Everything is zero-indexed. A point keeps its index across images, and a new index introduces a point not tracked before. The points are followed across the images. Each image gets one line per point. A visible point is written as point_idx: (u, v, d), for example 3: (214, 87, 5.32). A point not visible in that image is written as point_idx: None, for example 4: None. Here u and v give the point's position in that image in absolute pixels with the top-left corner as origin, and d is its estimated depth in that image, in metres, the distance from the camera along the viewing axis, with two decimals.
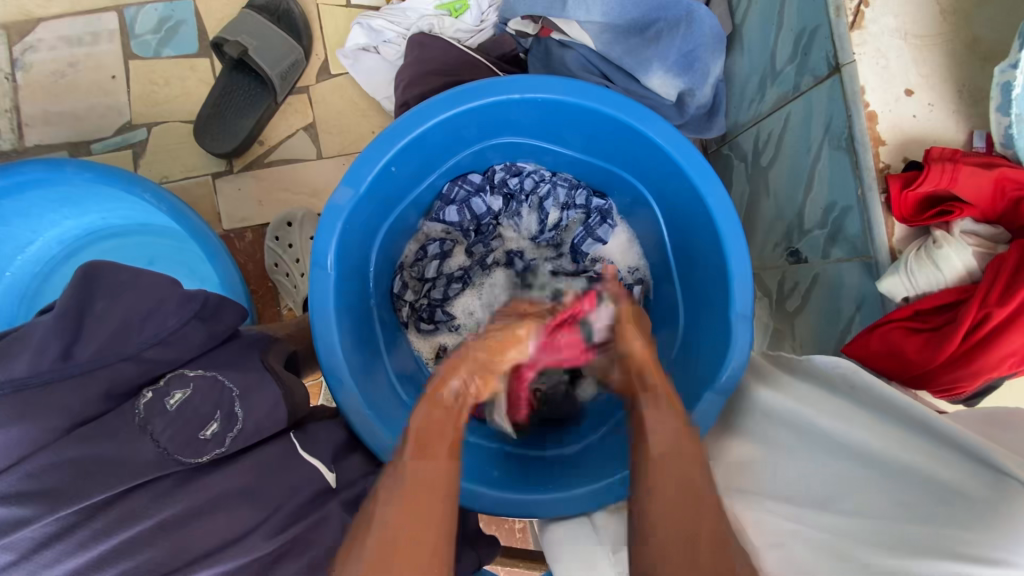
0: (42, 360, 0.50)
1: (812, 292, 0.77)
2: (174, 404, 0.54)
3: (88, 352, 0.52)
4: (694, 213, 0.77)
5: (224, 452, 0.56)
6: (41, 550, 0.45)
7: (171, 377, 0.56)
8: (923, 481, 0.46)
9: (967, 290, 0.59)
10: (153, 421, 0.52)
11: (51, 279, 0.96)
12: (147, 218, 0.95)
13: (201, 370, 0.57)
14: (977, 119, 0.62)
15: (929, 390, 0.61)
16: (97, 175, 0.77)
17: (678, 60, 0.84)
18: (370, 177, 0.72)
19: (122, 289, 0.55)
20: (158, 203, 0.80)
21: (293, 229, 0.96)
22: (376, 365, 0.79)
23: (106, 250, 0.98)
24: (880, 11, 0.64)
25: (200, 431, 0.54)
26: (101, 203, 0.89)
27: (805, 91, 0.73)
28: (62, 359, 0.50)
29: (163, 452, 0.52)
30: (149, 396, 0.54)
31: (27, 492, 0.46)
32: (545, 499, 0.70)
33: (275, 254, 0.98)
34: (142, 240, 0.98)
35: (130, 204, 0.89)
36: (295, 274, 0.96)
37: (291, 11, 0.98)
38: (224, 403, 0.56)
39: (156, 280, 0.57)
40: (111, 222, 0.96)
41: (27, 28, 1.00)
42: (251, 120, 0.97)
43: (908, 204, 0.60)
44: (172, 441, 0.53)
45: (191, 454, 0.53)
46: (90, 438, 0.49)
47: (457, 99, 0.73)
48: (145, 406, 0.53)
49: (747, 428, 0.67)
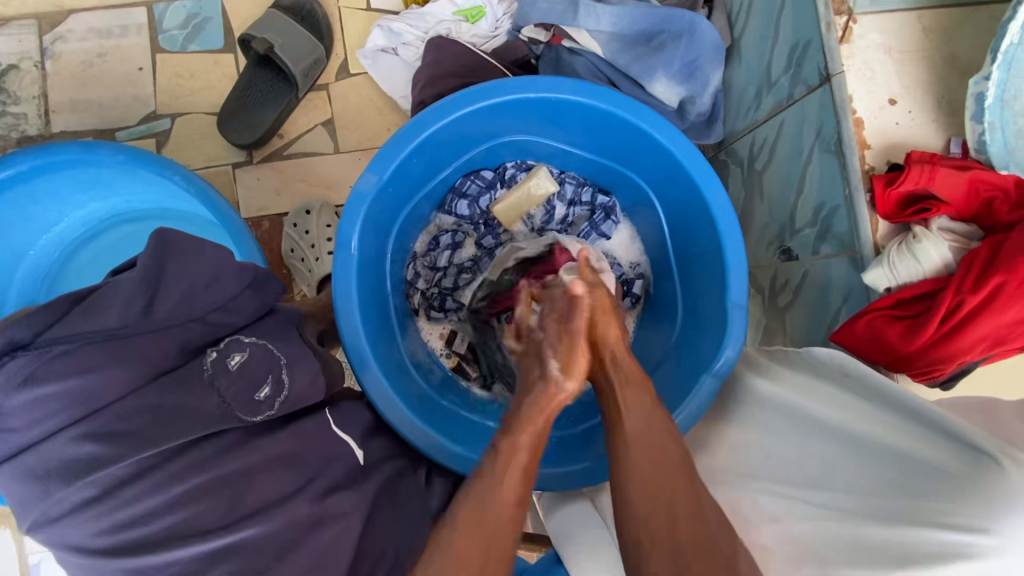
0: (128, 314, 0.54)
1: (802, 288, 0.82)
2: (235, 364, 0.58)
3: (165, 309, 0.56)
4: (693, 208, 0.82)
5: (273, 414, 0.59)
6: (126, 486, 0.50)
7: (231, 341, 0.59)
8: (895, 457, 0.52)
9: (943, 281, 0.64)
10: (219, 378, 0.56)
11: (74, 259, 1.00)
12: (170, 203, 0.98)
13: (255, 338, 0.61)
14: (954, 127, 0.69)
15: (909, 372, 0.66)
16: (129, 157, 0.81)
17: (680, 69, 0.90)
18: (393, 166, 0.77)
19: (191, 253, 0.58)
20: (186, 185, 0.82)
21: (311, 217, 1.01)
22: (390, 343, 0.84)
23: (128, 232, 1.01)
24: (866, 28, 0.70)
25: (255, 393, 0.58)
26: (128, 187, 0.93)
27: (798, 99, 0.79)
28: (143, 315, 0.55)
29: (226, 407, 0.56)
30: (213, 355, 0.58)
31: (114, 431, 0.50)
32: (556, 474, 0.75)
33: (291, 240, 1.01)
34: (162, 225, 1.01)
35: (155, 188, 0.92)
36: (310, 259, 1.00)
37: (314, 12, 1.04)
38: (275, 369, 0.60)
39: (220, 248, 0.61)
40: (135, 206, 0.99)
41: (59, 20, 1.04)
42: (273, 112, 1.01)
43: (891, 202, 0.66)
44: (234, 397, 0.56)
45: (248, 412, 0.57)
46: (172, 387, 0.54)
47: (475, 97, 0.78)
48: (211, 363, 0.57)
49: (744, 414, 0.72)
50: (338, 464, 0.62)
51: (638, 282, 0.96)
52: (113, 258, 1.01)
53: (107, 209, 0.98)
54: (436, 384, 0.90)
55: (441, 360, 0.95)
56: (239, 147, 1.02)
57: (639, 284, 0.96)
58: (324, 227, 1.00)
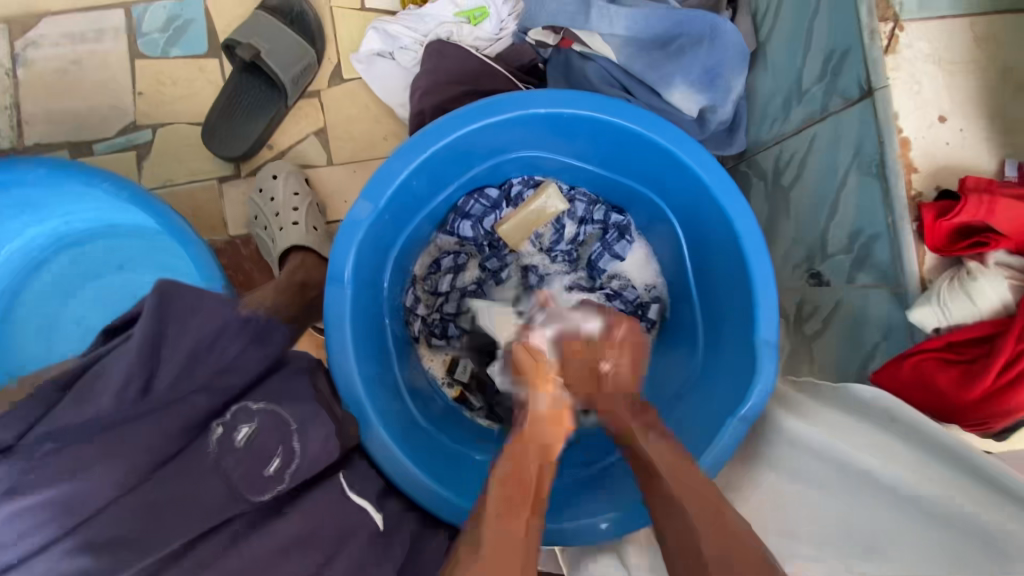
0: (125, 398, 0.52)
1: (832, 318, 0.76)
2: (241, 439, 0.56)
3: (165, 384, 0.55)
4: (714, 230, 0.76)
5: (284, 487, 0.57)
6: None
7: (237, 411, 0.58)
8: (964, 526, 0.47)
9: (1002, 324, 0.57)
10: (225, 458, 0.55)
11: (23, 294, 0.94)
12: (112, 220, 0.92)
13: (263, 404, 0.60)
14: (1011, 148, 0.62)
15: (963, 424, 0.59)
16: (54, 170, 0.78)
17: (701, 76, 0.83)
18: (389, 190, 0.70)
19: (189, 315, 0.57)
20: (119, 192, 0.79)
21: (277, 182, 0.93)
22: (388, 379, 0.78)
23: (74, 258, 0.95)
24: (915, 36, 0.62)
25: (264, 468, 0.56)
26: (62, 206, 0.87)
27: (833, 113, 0.72)
28: (141, 394, 0.53)
29: (232, 490, 0.54)
30: (219, 431, 0.56)
31: (102, 541, 0.48)
32: (568, 527, 0.69)
33: (256, 207, 0.94)
34: (109, 246, 0.95)
35: (91, 203, 0.87)
36: (273, 228, 0.92)
37: (304, 13, 0.96)
38: (286, 438, 0.58)
39: (218, 305, 0.59)
40: (75, 229, 0.93)
41: (30, 23, 0.97)
42: (261, 124, 0.95)
43: (941, 233, 0.59)
44: (242, 478, 0.55)
45: (256, 491, 0.55)
46: (170, 480, 0.52)
47: (480, 112, 0.71)
48: (217, 443, 0.56)
49: (774, 457, 0.66)
50: (340, 535, 0.58)
51: (653, 306, 0.90)
52: (81, 279, 0.96)
53: (71, 230, 0.93)
54: (437, 418, 0.83)
55: (444, 390, 0.89)
56: (226, 160, 0.96)
57: (654, 308, 0.90)
58: (291, 195, 0.92)
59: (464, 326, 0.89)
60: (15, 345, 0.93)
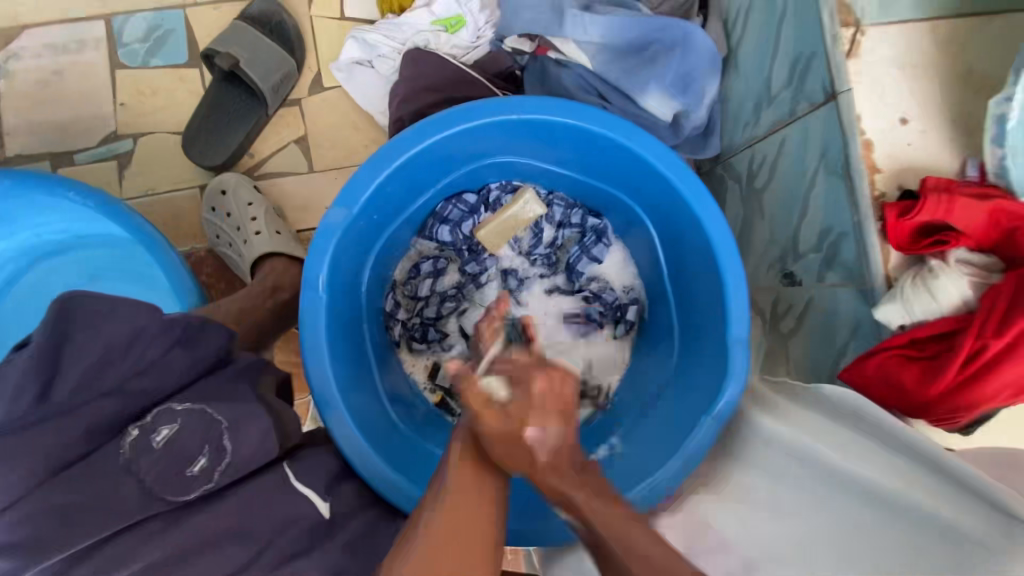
0: (19, 404, 0.50)
1: (806, 316, 0.77)
2: (161, 440, 0.54)
3: (65, 391, 0.53)
4: (688, 231, 0.77)
5: (214, 486, 0.55)
6: None
7: (159, 413, 0.56)
8: (925, 520, 0.47)
9: (963, 320, 0.59)
10: (139, 461, 0.52)
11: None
12: (82, 232, 0.92)
13: (189, 405, 0.57)
14: (972, 148, 0.63)
15: (925, 419, 0.61)
16: (17, 183, 0.78)
17: (674, 82, 0.84)
18: (365, 196, 0.71)
19: (100, 318, 0.56)
20: (86, 202, 0.80)
21: (227, 197, 0.93)
22: (366, 382, 0.78)
23: (48, 269, 0.95)
24: (876, 41, 0.64)
25: (187, 469, 0.54)
26: (34, 218, 0.88)
27: (801, 117, 0.73)
28: (39, 401, 0.51)
29: (148, 492, 0.52)
30: (135, 433, 0.54)
31: (10, 544, 0.47)
32: (541, 529, 0.71)
33: (215, 226, 0.94)
34: (81, 257, 0.94)
35: (61, 214, 0.88)
36: (237, 243, 0.92)
37: (284, 23, 0.97)
38: (213, 437, 0.56)
39: (134, 307, 0.58)
40: (47, 240, 0.93)
41: (11, 35, 0.98)
42: (241, 132, 0.96)
43: (904, 232, 0.61)
44: (157, 480, 0.52)
45: (178, 492, 0.53)
46: (77, 481, 0.50)
47: (456, 117, 0.72)
48: (132, 445, 0.53)
49: (742, 454, 0.65)
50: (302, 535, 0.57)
51: (632, 307, 0.91)
52: (55, 290, 0.96)
53: (41, 242, 0.93)
54: (420, 422, 0.84)
55: (426, 395, 0.89)
56: (206, 168, 0.97)
57: (633, 309, 0.91)
58: (245, 205, 0.92)
59: (444, 330, 0.90)
60: None
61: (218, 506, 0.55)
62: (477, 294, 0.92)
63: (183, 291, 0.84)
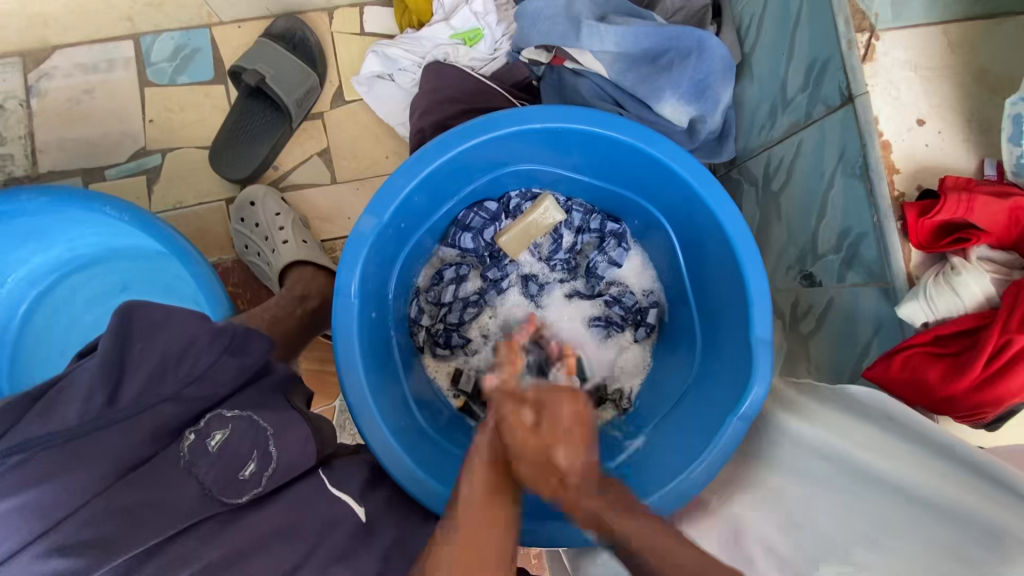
0: (89, 409, 0.53)
1: (827, 316, 0.78)
2: (215, 445, 0.57)
3: (131, 395, 0.55)
4: (708, 233, 0.78)
5: (262, 490, 0.58)
6: None
7: (211, 419, 0.59)
8: (961, 517, 0.47)
9: (988, 316, 0.59)
10: (198, 463, 0.55)
11: (29, 320, 0.97)
12: (114, 244, 0.95)
13: (238, 411, 0.60)
14: (988, 147, 0.64)
15: (952, 415, 0.61)
16: (53, 198, 0.79)
17: (689, 89, 0.86)
18: (393, 205, 0.73)
19: (156, 328, 0.59)
20: (119, 214, 0.81)
21: (256, 208, 0.96)
22: (393, 385, 0.79)
23: (81, 282, 0.98)
24: (890, 45, 0.66)
25: (239, 472, 0.57)
26: (68, 233, 0.90)
27: (818, 119, 0.74)
28: (108, 405, 0.54)
29: (207, 493, 0.54)
30: (191, 437, 0.56)
31: (78, 543, 0.47)
32: (574, 527, 0.71)
33: (244, 236, 0.97)
34: (115, 269, 0.98)
35: (95, 228, 0.90)
36: (266, 252, 0.95)
37: (306, 39, 1.00)
38: (260, 442, 0.59)
39: (187, 318, 0.61)
40: (80, 253, 0.96)
41: (43, 56, 1.01)
42: (266, 146, 0.98)
43: (925, 230, 0.62)
44: (215, 482, 0.55)
45: (233, 494, 0.56)
46: (140, 484, 0.52)
47: (482, 127, 0.74)
48: (189, 449, 0.56)
49: (779, 459, 0.67)
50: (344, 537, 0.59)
51: (652, 310, 0.92)
52: (87, 303, 0.98)
53: (73, 255, 0.95)
54: (446, 425, 0.85)
55: (450, 400, 0.91)
56: (233, 181, 0.99)
57: (653, 312, 0.93)
58: (273, 215, 0.95)
59: (467, 335, 0.91)
60: (22, 369, 0.95)
61: (267, 506, 0.57)
62: (497, 300, 0.93)
63: (215, 301, 0.85)
